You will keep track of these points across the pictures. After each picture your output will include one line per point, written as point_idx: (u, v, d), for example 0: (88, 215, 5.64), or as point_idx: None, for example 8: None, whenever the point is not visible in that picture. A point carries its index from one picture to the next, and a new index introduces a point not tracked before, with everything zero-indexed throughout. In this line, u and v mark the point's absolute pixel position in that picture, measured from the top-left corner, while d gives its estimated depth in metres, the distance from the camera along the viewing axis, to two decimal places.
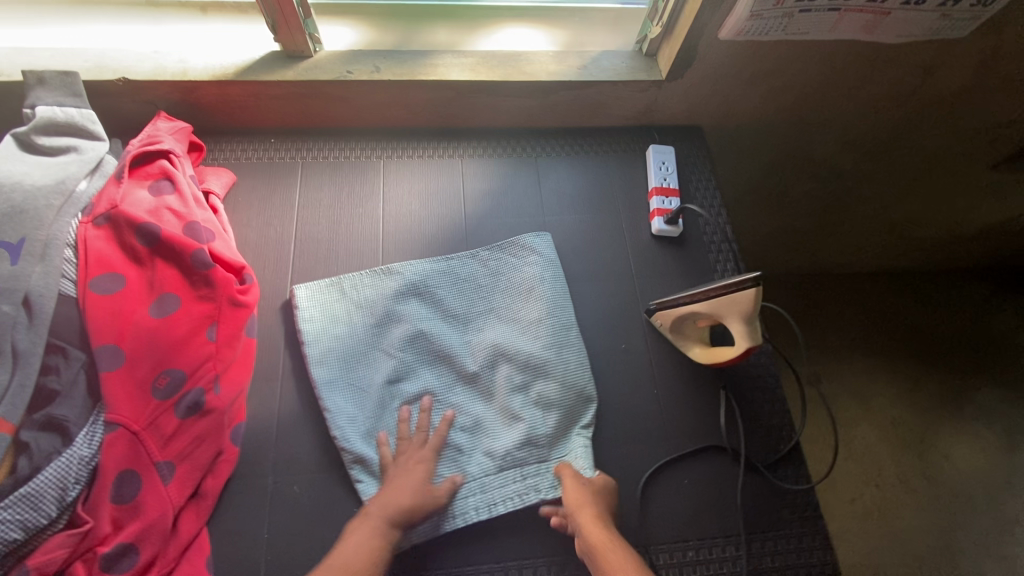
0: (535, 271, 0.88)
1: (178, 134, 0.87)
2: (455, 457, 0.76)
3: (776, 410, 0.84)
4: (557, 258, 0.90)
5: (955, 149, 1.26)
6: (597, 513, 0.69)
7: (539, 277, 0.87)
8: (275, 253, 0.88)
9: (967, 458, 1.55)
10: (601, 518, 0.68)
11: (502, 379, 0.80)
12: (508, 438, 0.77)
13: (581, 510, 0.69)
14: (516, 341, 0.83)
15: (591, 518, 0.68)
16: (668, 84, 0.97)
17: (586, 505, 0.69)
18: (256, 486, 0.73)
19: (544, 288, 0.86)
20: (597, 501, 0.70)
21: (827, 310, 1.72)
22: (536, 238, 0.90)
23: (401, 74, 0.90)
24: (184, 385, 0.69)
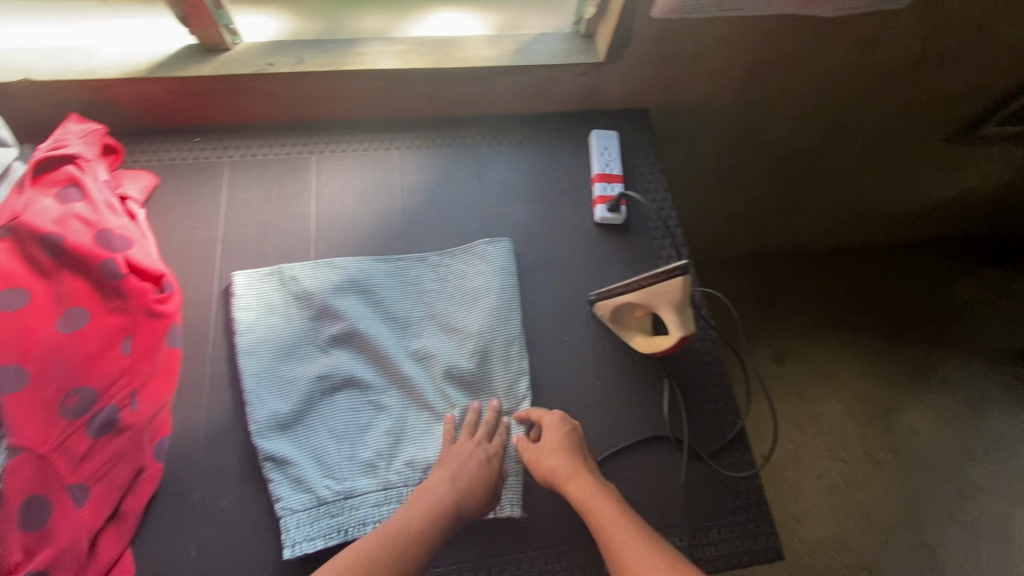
0: (486, 279, 0.85)
1: (89, 137, 0.82)
2: (373, 467, 0.73)
3: (721, 396, 0.83)
4: (510, 267, 0.86)
5: (908, 123, 1.25)
6: (572, 465, 0.70)
7: (486, 286, 0.84)
8: (200, 259, 0.84)
9: (930, 428, 1.57)
10: (580, 467, 0.70)
11: (438, 389, 0.78)
12: (432, 451, 0.75)
13: (554, 466, 0.70)
14: (454, 351, 0.80)
15: (568, 469, 0.69)
16: (607, 66, 0.94)
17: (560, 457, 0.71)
18: (182, 502, 0.70)
19: (491, 296, 0.83)
20: (568, 449, 0.71)
21: (793, 287, 1.73)
22: (490, 245, 0.87)
23: (326, 65, 0.86)
24: (97, 403, 0.66)
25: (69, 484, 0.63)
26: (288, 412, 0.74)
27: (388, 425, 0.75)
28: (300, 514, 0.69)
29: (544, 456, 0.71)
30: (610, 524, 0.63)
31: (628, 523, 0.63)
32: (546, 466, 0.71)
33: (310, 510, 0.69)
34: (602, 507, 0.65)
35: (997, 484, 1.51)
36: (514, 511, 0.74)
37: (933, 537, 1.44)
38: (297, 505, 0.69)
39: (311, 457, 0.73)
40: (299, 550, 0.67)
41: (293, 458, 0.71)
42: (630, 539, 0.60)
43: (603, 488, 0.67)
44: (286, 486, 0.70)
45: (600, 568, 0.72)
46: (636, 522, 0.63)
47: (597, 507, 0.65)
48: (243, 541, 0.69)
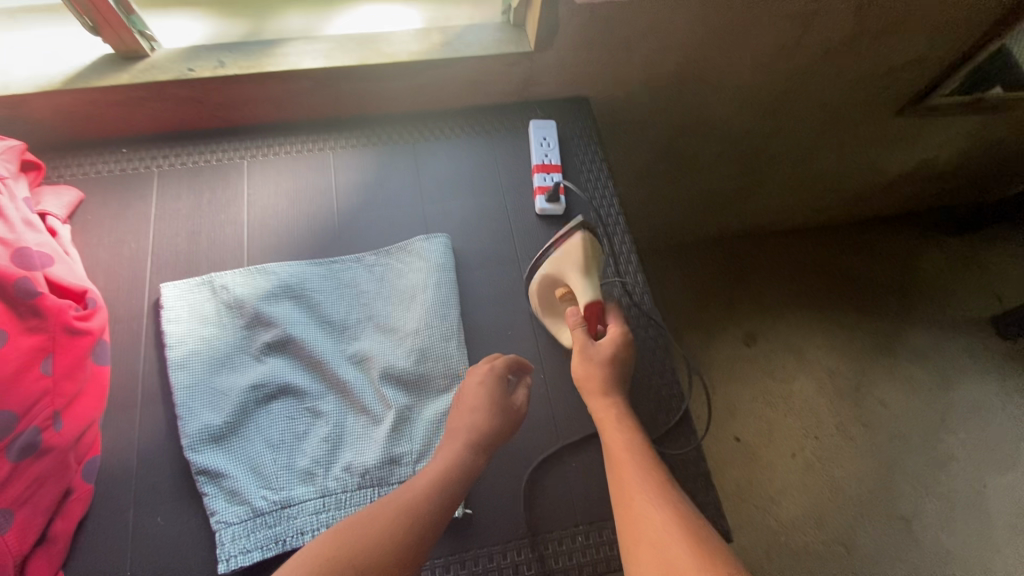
0: (422, 277, 0.83)
1: (8, 154, 0.79)
2: (311, 473, 0.72)
3: (666, 381, 0.83)
4: (448, 263, 0.85)
5: (858, 96, 1.24)
6: (613, 381, 0.72)
7: (423, 283, 0.83)
8: (129, 273, 0.82)
9: (898, 401, 1.59)
10: (612, 388, 0.71)
11: (375, 390, 0.77)
12: (371, 453, 0.73)
13: (594, 375, 0.72)
14: (392, 350, 0.79)
15: (605, 386, 0.71)
16: (538, 55, 0.93)
17: (603, 371, 0.72)
18: (115, 522, 0.69)
19: (429, 294, 0.82)
20: (613, 363, 0.73)
21: (758, 268, 1.73)
22: (426, 242, 0.86)
23: (248, 67, 0.84)
24: (16, 426, 0.64)
25: None
26: (220, 424, 0.72)
27: (326, 432, 0.74)
28: (235, 527, 0.67)
29: (600, 360, 0.73)
30: (619, 449, 0.65)
31: (637, 452, 0.64)
32: (591, 371, 0.72)
33: (246, 523, 0.68)
34: (618, 431, 0.67)
35: (966, 453, 1.53)
36: (457, 511, 0.72)
37: (907, 508, 1.46)
38: (232, 517, 0.68)
39: (247, 469, 0.71)
40: (235, 563, 0.66)
41: (227, 469, 0.70)
42: (632, 468, 0.62)
43: (626, 416, 0.69)
44: (221, 498, 0.69)
45: (545, 562, 0.72)
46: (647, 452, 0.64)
47: (613, 430, 0.67)
48: (181, 557, 0.67)
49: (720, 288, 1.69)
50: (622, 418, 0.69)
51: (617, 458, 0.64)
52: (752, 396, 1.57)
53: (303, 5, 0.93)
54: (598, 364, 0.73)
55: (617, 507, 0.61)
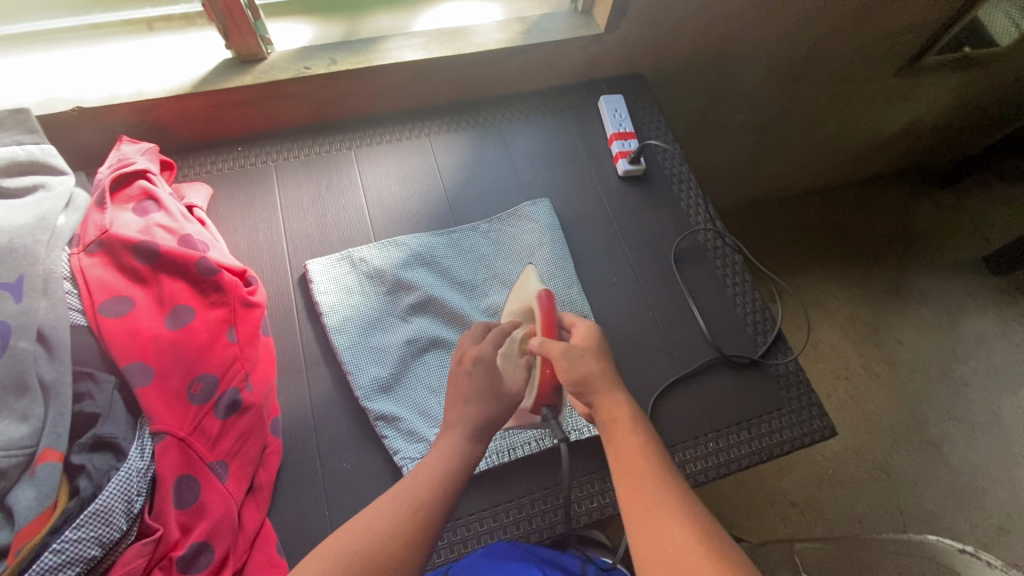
0: (536, 238, 0.94)
1: (148, 154, 0.86)
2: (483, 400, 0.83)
3: (757, 307, 0.95)
4: (556, 223, 0.95)
5: (861, 64, 1.40)
6: (609, 378, 0.67)
7: (538, 242, 0.93)
8: (269, 255, 0.89)
9: (914, 338, 1.75)
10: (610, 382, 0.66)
11: None
12: None
13: (591, 374, 0.66)
14: None
15: (603, 381, 0.66)
16: (606, 36, 1.04)
17: (594, 370, 0.66)
18: (306, 470, 0.76)
19: (543, 252, 0.92)
20: (600, 355, 0.69)
21: (771, 231, 1.87)
22: (533, 207, 0.96)
23: (358, 62, 0.93)
24: (219, 386, 0.71)
25: (210, 461, 0.68)
26: (387, 375, 0.80)
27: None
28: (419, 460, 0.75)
29: (587, 359, 0.67)
30: (631, 455, 0.61)
31: (651, 460, 0.60)
32: (582, 372, 0.66)
33: None
34: (627, 433, 0.62)
35: (979, 378, 1.70)
36: None
37: (933, 432, 1.61)
38: (415, 452, 0.76)
39: (416, 411, 0.80)
40: None
41: (402, 413, 0.78)
42: (653, 474, 0.58)
43: (632, 413, 0.64)
44: (401, 439, 0.77)
45: None
46: (662, 457, 0.61)
47: (624, 432, 0.63)
48: (371, 493, 0.75)
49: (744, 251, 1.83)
50: (631, 419, 0.64)
51: (629, 465, 0.60)
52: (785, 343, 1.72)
53: (391, 6, 1.02)
54: (589, 361, 0.67)
55: (630, 516, 0.56)
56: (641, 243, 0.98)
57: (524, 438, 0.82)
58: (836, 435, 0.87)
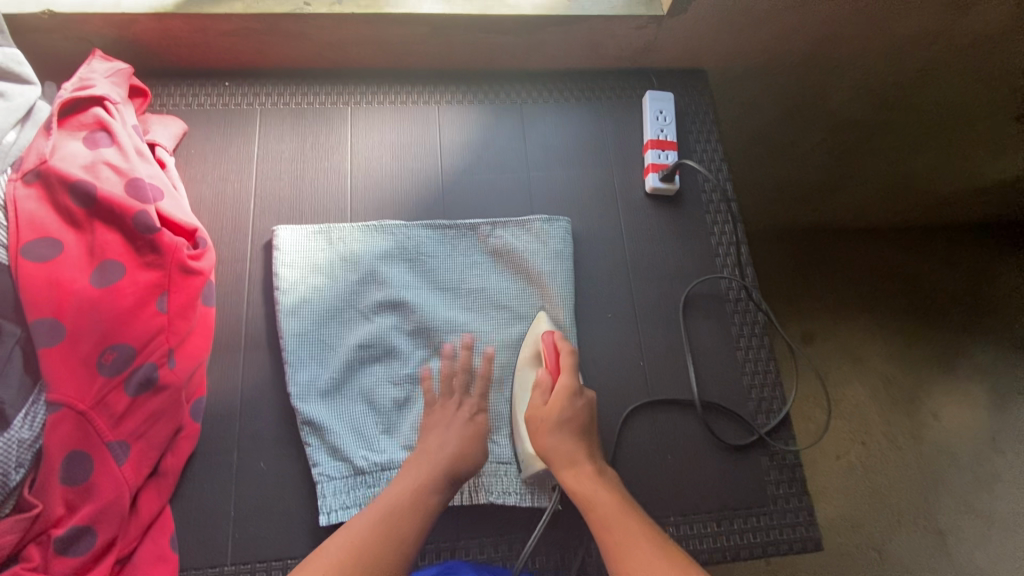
0: (536, 261, 0.81)
1: (116, 76, 0.77)
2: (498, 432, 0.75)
3: (768, 381, 0.81)
4: (566, 251, 0.82)
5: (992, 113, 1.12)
6: (571, 449, 0.65)
7: (539, 268, 0.81)
8: (233, 213, 0.81)
9: (959, 416, 1.32)
10: (578, 459, 0.65)
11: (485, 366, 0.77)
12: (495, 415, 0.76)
13: (550, 447, 0.66)
14: (501, 332, 0.79)
15: (565, 454, 0.65)
16: (669, 21, 0.86)
17: (553, 442, 0.66)
18: (220, 462, 0.70)
19: (537, 280, 0.81)
20: (565, 426, 0.66)
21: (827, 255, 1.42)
22: (547, 223, 0.83)
23: (367, 6, 0.79)
24: (134, 359, 0.64)
25: (109, 440, 0.62)
26: (327, 378, 0.73)
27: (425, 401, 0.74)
28: (337, 482, 0.68)
29: (543, 430, 0.66)
30: (605, 523, 0.59)
31: (630, 520, 0.59)
32: (541, 445, 0.66)
33: (347, 479, 0.69)
34: (604, 499, 0.61)
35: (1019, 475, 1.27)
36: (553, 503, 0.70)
37: (943, 521, 1.24)
38: (334, 472, 0.69)
39: (348, 426, 0.72)
40: (336, 517, 0.67)
41: (331, 425, 0.71)
42: (627, 533, 0.57)
43: (602, 479, 0.63)
44: (323, 452, 0.70)
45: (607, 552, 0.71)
46: (637, 515, 0.60)
47: (596, 499, 0.61)
48: (282, 499, 0.69)
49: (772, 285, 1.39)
50: (606, 488, 0.63)
51: (605, 531, 0.59)
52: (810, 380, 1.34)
53: None
54: (547, 430, 0.66)
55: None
56: (651, 276, 0.84)
57: (496, 481, 0.72)
58: (821, 549, 0.74)
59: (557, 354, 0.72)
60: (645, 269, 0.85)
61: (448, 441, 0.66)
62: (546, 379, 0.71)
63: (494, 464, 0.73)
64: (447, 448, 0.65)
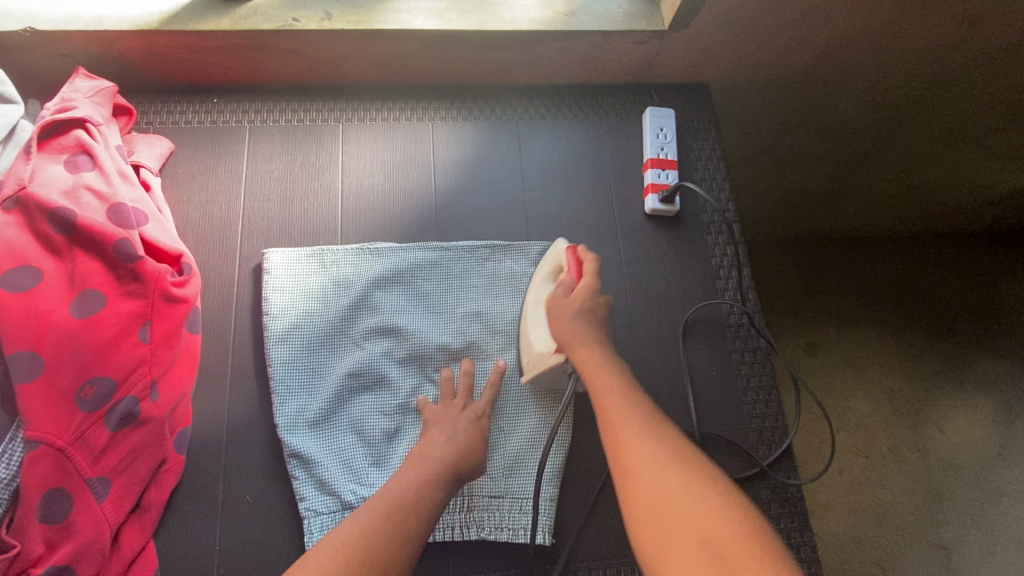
0: None
1: (99, 95, 0.75)
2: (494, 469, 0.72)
3: (770, 411, 0.78)
4: None
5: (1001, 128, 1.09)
6: (587, 334, 0.65)
7: None
8: (221, 236, 0.79)
9: (965, 431, 1.24)
10: (588, 338, 0.64)
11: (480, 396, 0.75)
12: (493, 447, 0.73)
13: (568, 331, 0.65)
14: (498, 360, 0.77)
15: (579, 337, 0.64)
16: (671, 35, 0.84)
17: (573, 326, 0.65)
18: (205, 494, 0.68)
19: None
20: (583, 317, 0.66)
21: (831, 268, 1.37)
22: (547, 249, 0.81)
23: (357, 22, 0.77)
24: (114, 393, 0.63)
25: (89, 477, 0.61)
26: (316, 409, 0.71)
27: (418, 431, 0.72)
28: (324, 518, 0.67)
29: (563, 317, 0.66)
30: (606, 393, 0.59)
31: (630, 398, 0.58)
32: (557, 331, 0.66)
33: (335, 514, 0.67)
34: (607, 375, 0.61)
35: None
36: (546, 539, 0.69)
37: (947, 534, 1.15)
38: (322, 507, 0.67)
39: (337, 458, 0.70)
40: None
41: (320, 458, 0.69)
42: (623, 411, 0.57)
43: (611, 363, 0.62)
44: (311, 486, 0.68)
45: None
46: (638, 395, 0.59)
47: (598, 373, 0.61)
48: (268, 533, 0.67)
49: (772, 290, 1.34)
50: (612, 365, 0.62)
51: (603, 403, 0.58)
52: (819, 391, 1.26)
53: None
54: (566, 319, 0.66)
55: (609, 450, 0.55)
56: (650, 300, 0.82)
57: (487, 517, 0.70)
58: None
59: (579, 265, 0.70)
60: (643, 293, 0.82)
61: (442, 469, 0.62)
62: (567, 280, 0.70)
63: (486, 498, 0.70)
64: (447, 461, 0.63)
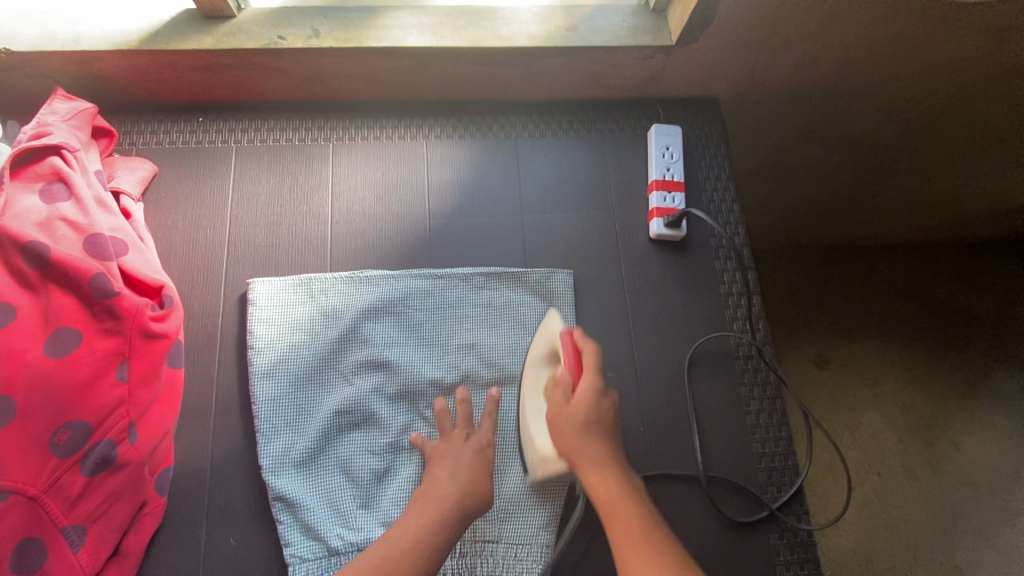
0: (531, 318, 0.77)
1: (77, 118, 0.72)
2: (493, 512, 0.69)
3: (779, 450, 0.74)
4: (565, 306, 0.77)
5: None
6: (595, 454, 0.60)
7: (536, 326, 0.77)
8: (206, 263, 0.76)
9: (984, 452, 1.15)
10: (604, 460, 0.60)
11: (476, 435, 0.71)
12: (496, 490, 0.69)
13: (576, 447, 0.61)
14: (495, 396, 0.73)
15: (589, 458, 0.60)
16: (678, 50, 0.79)
17: (580, 442, 0.61)
18: (186, 537, 0.65)
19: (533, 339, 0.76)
20: (589, 429, 0.61)
21: (847, 276, 1.30)
22: (547, 277, 0.78)
23: (346, 39, 0.73)
24: (90, 437, 0.60)
25: (63, 525, 0.58)
26: (303, 448, 0.68)
27: (410, 474, 0.69)
28: (309, 565, 0.64)
29: (568, 432, 0.62)
30: (625, 532, 0.54)
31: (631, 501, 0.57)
32: (563, 446, 0.62)
33: (322, 561, 0.64)
34: (619, 498, 0.57)
35: None
36: None
37: (964, 558, 1.07)
38: (307, 553, 0.65)
39: (323, 500, 0.67)
40: None
41: (306, 501, 0.66)
42: (641, 548, 0.52)
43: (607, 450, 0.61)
44: (296, 530, 0.65)
45: None
46: (659, 533, 0.54)
47: (616, 509, 0.57)
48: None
49: (779, 303, 1.27)
50: (630, 496, 0.58)
51: (620, 542, 0.54)
52: (832, 406, 1.19)
53: None
54: (573, 431, 0.61)
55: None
56: (654, 331, 0.78)
57: (481, 563, 0.67)
58: None
59: (577, 352, 0.65)
60: (648, 322, 0.78)
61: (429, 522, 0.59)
62: (567, 377, 0.64)
63: (481, 543, 0.67)
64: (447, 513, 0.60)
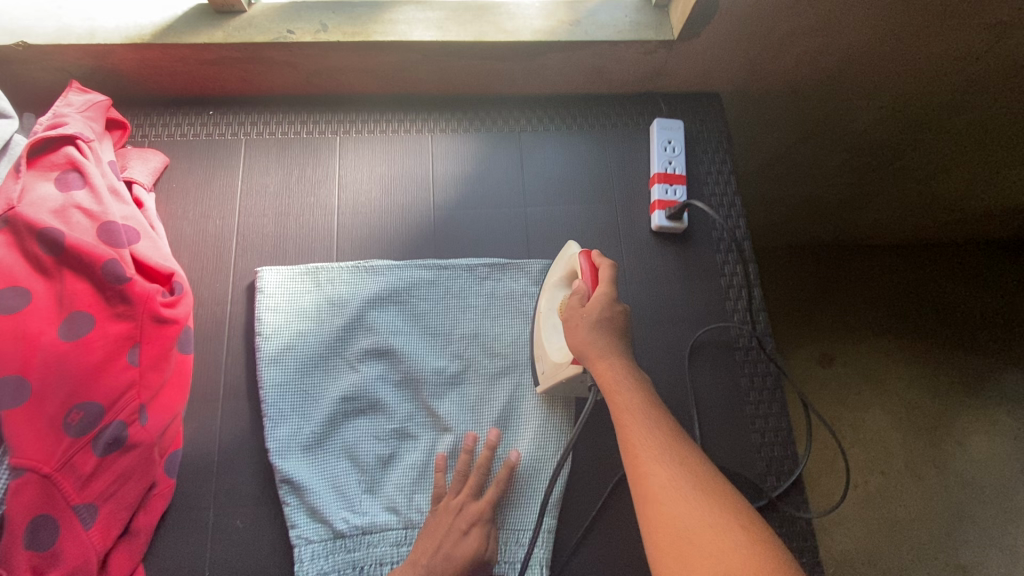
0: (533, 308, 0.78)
1: (92, 110, 0.74)
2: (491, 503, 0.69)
3: (778, 440, 0.75)
4: None
5: None
6: (606, 345, 0.60)
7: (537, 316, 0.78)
8: (215, 252, 0.77)
9: (988, 450, 1.15)
10: (620, 375, 0.58)
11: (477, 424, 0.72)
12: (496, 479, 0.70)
13: (586, 342, 0.60)
14: (497, 386, 0.74)
15: (598, 348, 0.60)
16: (680, 44, 0.80)
17: (590, 338, 0.60)
18: (194, 518, 0.67)
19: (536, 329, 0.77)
20: (601, 326, 0.61)
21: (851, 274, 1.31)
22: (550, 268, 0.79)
23: (352, 34, 0.74)
24: (102, 419, 0.62)
25: (75, 503, 0.59)
26: (309, 433, 0.69)
27: (413, 460, 0.70)
28: (314, 547, 0.65)
29: (579, 326, 0.61)
30: (627, 414, 0.55)
31: (650, 420, 0.54)
32: (575, 340, 0.61)
33: (326, 543, 0.66)
34: (636, 416, 0.55)
35: None
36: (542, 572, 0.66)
37: (967, 557, 1.07)
38: (312, 535, 0.66)
39: (328, 485, 0.68)
40: None
41: (311, 485, 0.67)
42: (643, 430, 0.53)
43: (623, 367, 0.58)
44: (301, 513, 0.67)
45: None
46: (662, 418, 0.55)
47: (620, 391, 0.57)
48: (255, 560, 0.66)
49: (782, 299, 1.28)
50: (647, 412, 0.55)
51: (633, 447, 0.53)
52: (834, 403, 1.20)
53: None
54: (585, 327, 0.61)
55: (629, 475, 0.53)
56: (655, 322, 0.79)
57: None
58: None
59: (594, 271, 0.66)
60: (649, 313, 0.79)
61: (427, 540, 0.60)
62: (583, 289, 0.65)
63: None
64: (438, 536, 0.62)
